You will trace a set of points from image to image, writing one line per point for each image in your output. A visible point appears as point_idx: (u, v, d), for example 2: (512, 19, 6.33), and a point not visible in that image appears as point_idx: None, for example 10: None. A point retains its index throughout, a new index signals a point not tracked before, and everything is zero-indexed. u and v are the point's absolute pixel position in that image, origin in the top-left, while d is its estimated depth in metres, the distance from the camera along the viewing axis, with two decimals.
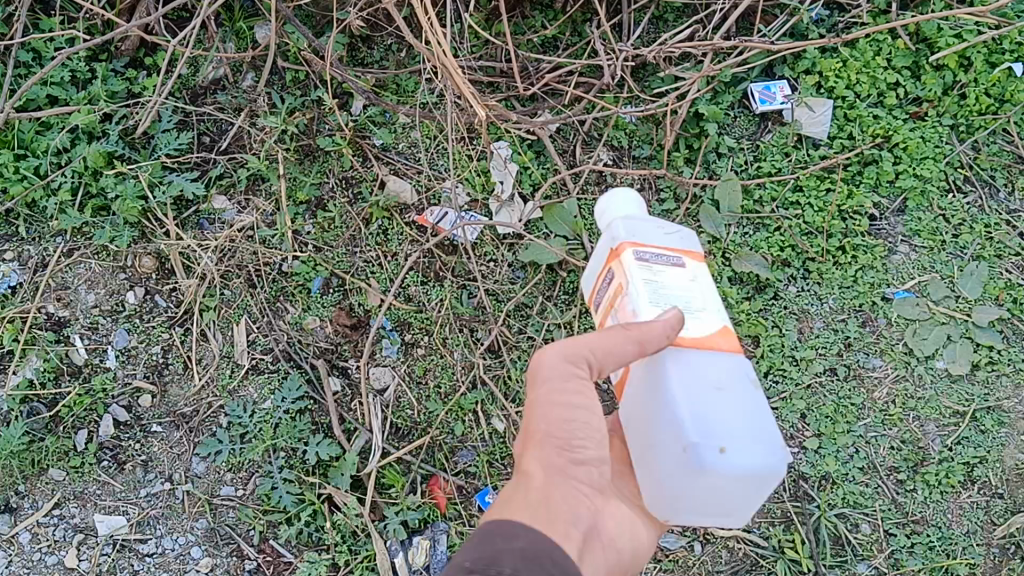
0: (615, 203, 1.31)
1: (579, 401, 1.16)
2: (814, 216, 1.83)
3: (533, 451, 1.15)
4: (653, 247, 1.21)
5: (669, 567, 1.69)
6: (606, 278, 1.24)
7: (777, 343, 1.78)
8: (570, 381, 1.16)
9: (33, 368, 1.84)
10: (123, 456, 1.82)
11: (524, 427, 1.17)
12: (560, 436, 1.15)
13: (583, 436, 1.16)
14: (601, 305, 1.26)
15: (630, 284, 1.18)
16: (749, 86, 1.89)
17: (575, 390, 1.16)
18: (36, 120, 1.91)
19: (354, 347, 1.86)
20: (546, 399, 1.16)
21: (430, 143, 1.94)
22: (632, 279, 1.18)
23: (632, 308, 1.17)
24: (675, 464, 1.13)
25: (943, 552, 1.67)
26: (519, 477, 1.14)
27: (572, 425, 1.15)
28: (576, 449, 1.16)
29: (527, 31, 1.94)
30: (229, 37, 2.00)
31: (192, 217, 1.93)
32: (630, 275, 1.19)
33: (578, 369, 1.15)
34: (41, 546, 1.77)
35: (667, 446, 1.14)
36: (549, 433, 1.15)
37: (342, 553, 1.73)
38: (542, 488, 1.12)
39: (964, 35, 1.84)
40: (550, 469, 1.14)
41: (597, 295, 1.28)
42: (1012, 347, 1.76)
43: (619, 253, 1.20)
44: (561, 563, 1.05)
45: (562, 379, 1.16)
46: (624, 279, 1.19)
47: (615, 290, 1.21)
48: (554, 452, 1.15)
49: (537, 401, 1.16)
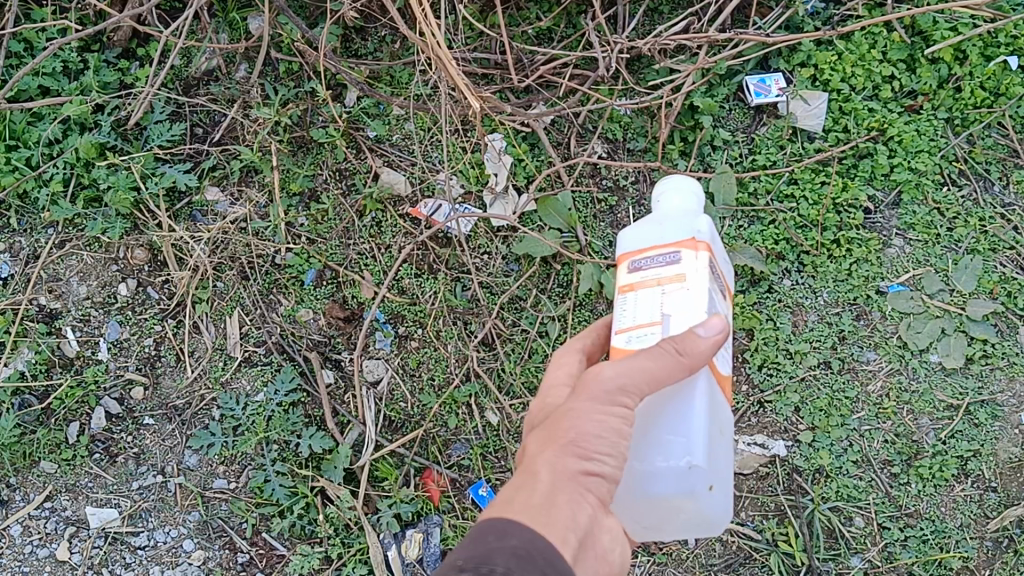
0: (688, 194, 1.31)
1: (617, 426, 1.10)
2: (809, 209, 1.82)
3: (551, 453, 1.08)
4: (717, 265, 1.23)
5: (663, 560, 1.73)
6: (661, 253, 1.21)
7: (771, 335, 1.79)
8: (614, 407, 1.10)
9: (25, 360, 1.84)
10: (115, 448, 1.83)
11: (551, 428, 1.11)
12: (584, 447, 1.08)
13: (609, 453, 1.10)
14: (637, 271, 1.22)
15: (694, 283, 1.17)
16: (745, 78, 1.88)
17: (618, 416, 1.10)
18: (27, 110, 1.90)
19: (348, 339, 1.86)
20: (584, 411, 1.10)
21: (425, 134, 1.90)
22: (699, 282, 1.18)
23: (684, 306, 1.16)
24: (671, 476, 1.17)
25: (936, 546, 1.69)
26: (530, 475, 1.08)
27: (600, 441, 1.09)
28: (596, 463, 1.09)
29: (521, 23, 1.93)
30: (222, 28, 1.97)
31: (184, 208, 1.91)
32: (701, 276, 1.18)
33: (628, 402, 1.11)
34: (32, 539, 1.80)
35: (667, 450, 1.17)
36: (576, 441, 1.09)
37: (335, 546, 1.75)
38: (553, 494, 1.05)
39: (960, 28, 1.82)
40: (566, 477, 1.07)
41: (636, 257, 1.24)
42: (1007, 341, 1.75)
43: (698, 249, 1.19)
44: (555, 573, 0.98)
45: (609, 400, 1.10)
46: (691, 274, 1.18)
47: (672, 276, 1.19)
48: (574, 461, 1.08)
49: (575, 409, 1.10)
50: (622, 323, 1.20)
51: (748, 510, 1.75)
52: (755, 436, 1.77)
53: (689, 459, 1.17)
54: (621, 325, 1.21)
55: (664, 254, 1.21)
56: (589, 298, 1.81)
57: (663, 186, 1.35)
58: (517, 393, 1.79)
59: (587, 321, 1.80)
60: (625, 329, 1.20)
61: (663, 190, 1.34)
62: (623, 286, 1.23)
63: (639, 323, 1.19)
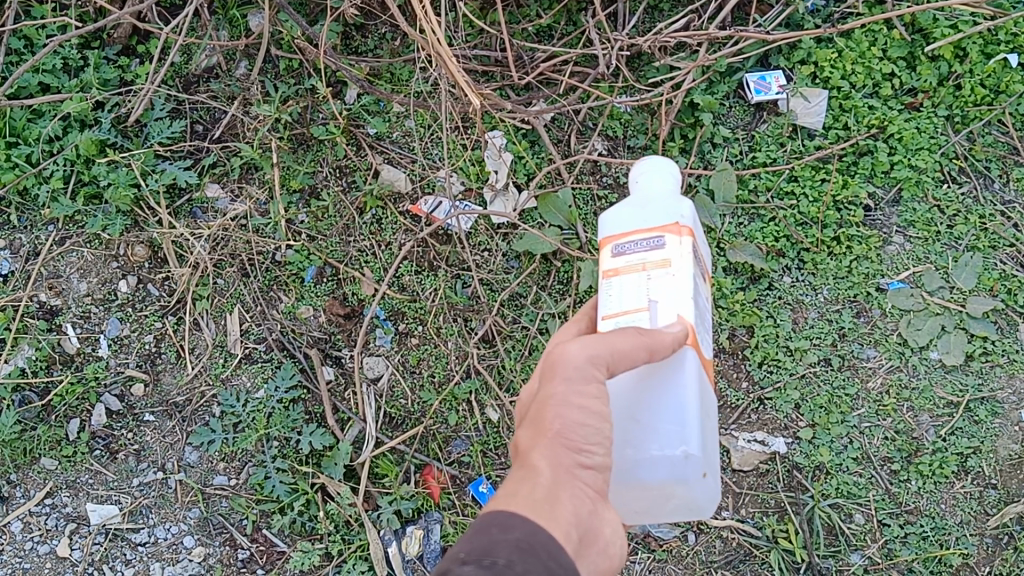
0: (665, 174, 1.31)
1: (598, 409, 1.09)
2: (809, 207, 1.82)
3: (542, 446, 1.07)
4: (698, 249, 1.25)
5: (662, 557, 1.73)
6: (644, 237, 1.22)
7: (771, 333, 1.79)
8: (588, 386, 1.09)
9: (25, 356, 1.85)
10: (115, 445, 1.83)
11: (536, 419, 1.09)
12: (574, 438, 1.08)
13: (598, 443, 1.10)
14: (620, 256, 1.23)
15: (679, 268, 1.19)
16: (745, 75, 1.88)
17: (594, 397, 1.09)
18: (27, 107, 1.90)
19: (348, 336, 1.86)
20: (563, 396, 1.08)
21: (425, 132, 1.91)
22: (682, 267, 1.20)
23: (670, 293, 1.18)
24: (665, 463, 1.19)
25: (936, 543, 1.69)
26: (523, 470, 1.07)
27: (587, 430, 1.09)
28: (588, 455, 1.09)
29: (521, 20, 1.93)
30: (223, 25, 1.97)
31: (185, 205, 1.91)
32: (685, 261, 1.20)
33: (598, 374, 1.10)
34: (32, 535, 1.80)
35: (662, 439, 1.19)
36: (562, 432, 1.07)
37: (335, 542, 1.75)
38: (548, 486, 1.05)
39: (959, 26, 1.83)
40: (560, 469, 1.07)
41: (619, 241, 1.24)
42: (1007, 338, 1.75)
43: (683, 234, 1.21)
44: (557, 563, 0.97)
45: (582, 381, 1.09)
46: (675, 259, 1.20)
47: (657, 261, 1.20)
48: (568, 454, 1.08)
49: (553, 395, 1.09)
50: (608, 309, 1.21)
51: (748, 507, 1.75)
52: (755, 433, 1.77)
53: (683, 449, 1.19)
54: (607, 311, 1.21)
55: (647, 238, 1.22)
56: (589, 295, 1.81)
57: (640, 164, 1.34)
58: (517, 390, 1.79)
59: None
60: (611, 315, 1.21)
61: (642, 169, 1.33)
62: (607, 270, 1.23)
63: (625, 308, 1.20)
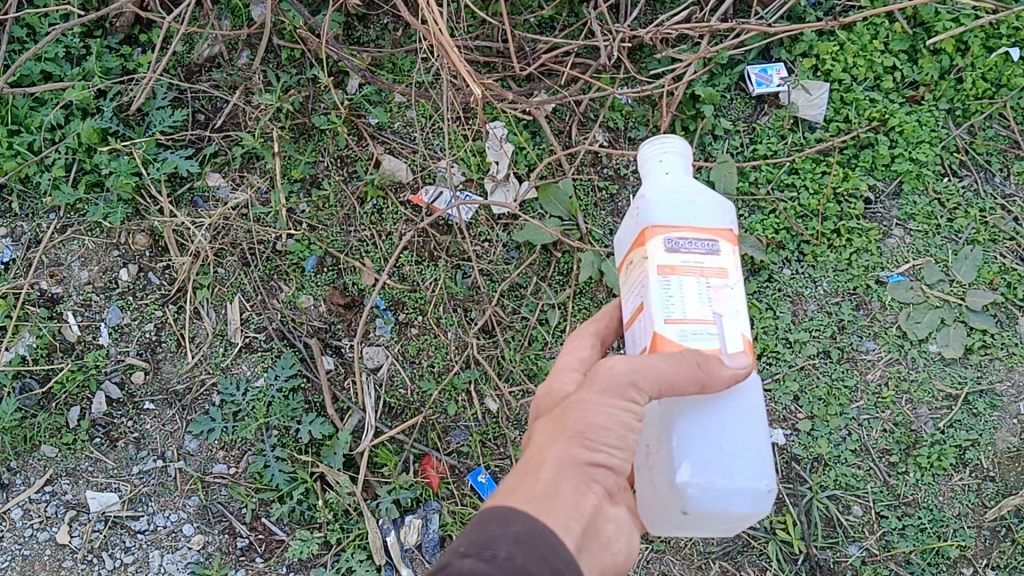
0: (686, 162, 1.24)
1: (626, 419, 1.09)
2: (810, 199, 1.82)
3: (559, 445, 1.07)
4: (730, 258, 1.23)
5: (660, 548, 1.73)
6: (701, 238, 1.15)
7: (771, 325, 1.79)
8: (624, 400, 1.08)
9: (26, 344, 1.85)
10: (115, 433, 1.84)
11: (560, 419, 1.10)
12: (592, 440, 1.07)
13: (617, 445, 1.09)
14: (676, 254, 1.14)
15: (734, 279, 1.16)
16: (747, 67, 1.88)
17: (628, 410, 1.08)
18: (30, 95, 1.90)
19: (349, 326, 1.86)
20: (594, 403, 1.08)
21: (426, 122, 1.91)
22: (738, 277, 1.17)
23: (730, 305, 1.15)
24: (750, 495, 1.15)
25: (934, 534, 1.69)
26: (535, 465, 1.07)
27: (608, 433, 1.08)
28: (604, 457, 1.08)
29: (523, 11, 1.92)
30: (225, 14, 1.98)
31: (186, 194, 1.92)
32: (738, 271, 1.17)
33: (638, 394, 1.08)
34: (32, 522, 1.81)
35: (748, 469, 1.16)
36: (583, 433, 1.07)
37: (334, 531, 1.75)
38: (557, 485, 1.04)
39: (962, 19, 1.82)
40: (572, 468, 1.06)
41: (673, 235, 1.14)
42: (1005, 331, 1.76)
43: (735, 243, 1.18)
44: (557, 559, 0.97)
45: (619, 393, 1.08)
46: (731, 267, 1.16)
47: (716, 269, 1.15)
48: (582, 454, 1.07)
49: (585, 401, 1.09)
50: (672, 314, 1.12)
51: None
52: None
53: (769, 482, 1.16)
54: (668, 314, 1.12)
55: (705, 240, 1.15)
56: (589, 286, 1.82)
57: (651, 145, 1.25)
58: (517, 380, 1.80)
59: (586, 310, 1.81)
60: (675, 321, 1.12)
61: (662, 150, 1.24)
62: (662, 266, 1.13)
63: (691, 319, 1.12)
